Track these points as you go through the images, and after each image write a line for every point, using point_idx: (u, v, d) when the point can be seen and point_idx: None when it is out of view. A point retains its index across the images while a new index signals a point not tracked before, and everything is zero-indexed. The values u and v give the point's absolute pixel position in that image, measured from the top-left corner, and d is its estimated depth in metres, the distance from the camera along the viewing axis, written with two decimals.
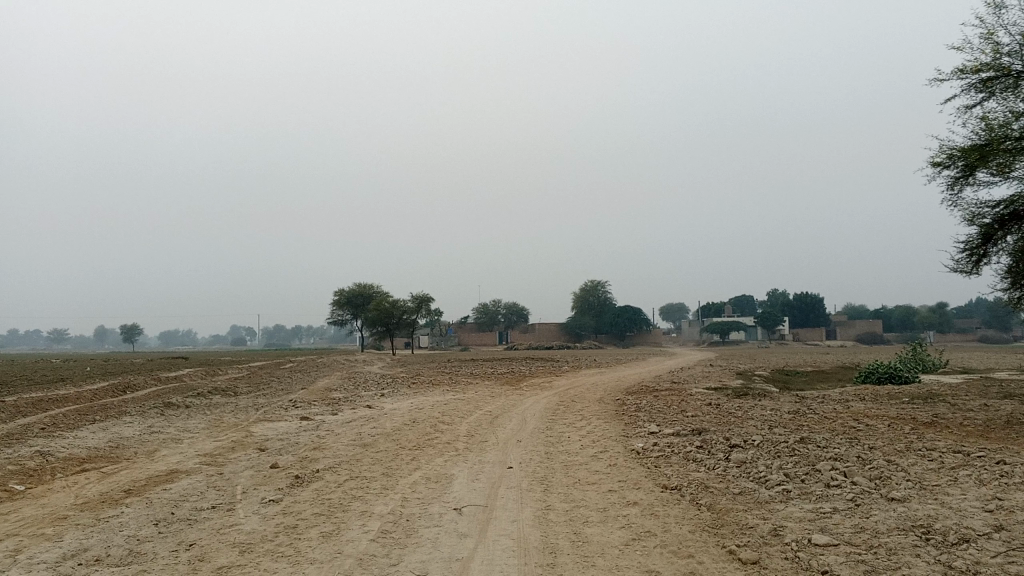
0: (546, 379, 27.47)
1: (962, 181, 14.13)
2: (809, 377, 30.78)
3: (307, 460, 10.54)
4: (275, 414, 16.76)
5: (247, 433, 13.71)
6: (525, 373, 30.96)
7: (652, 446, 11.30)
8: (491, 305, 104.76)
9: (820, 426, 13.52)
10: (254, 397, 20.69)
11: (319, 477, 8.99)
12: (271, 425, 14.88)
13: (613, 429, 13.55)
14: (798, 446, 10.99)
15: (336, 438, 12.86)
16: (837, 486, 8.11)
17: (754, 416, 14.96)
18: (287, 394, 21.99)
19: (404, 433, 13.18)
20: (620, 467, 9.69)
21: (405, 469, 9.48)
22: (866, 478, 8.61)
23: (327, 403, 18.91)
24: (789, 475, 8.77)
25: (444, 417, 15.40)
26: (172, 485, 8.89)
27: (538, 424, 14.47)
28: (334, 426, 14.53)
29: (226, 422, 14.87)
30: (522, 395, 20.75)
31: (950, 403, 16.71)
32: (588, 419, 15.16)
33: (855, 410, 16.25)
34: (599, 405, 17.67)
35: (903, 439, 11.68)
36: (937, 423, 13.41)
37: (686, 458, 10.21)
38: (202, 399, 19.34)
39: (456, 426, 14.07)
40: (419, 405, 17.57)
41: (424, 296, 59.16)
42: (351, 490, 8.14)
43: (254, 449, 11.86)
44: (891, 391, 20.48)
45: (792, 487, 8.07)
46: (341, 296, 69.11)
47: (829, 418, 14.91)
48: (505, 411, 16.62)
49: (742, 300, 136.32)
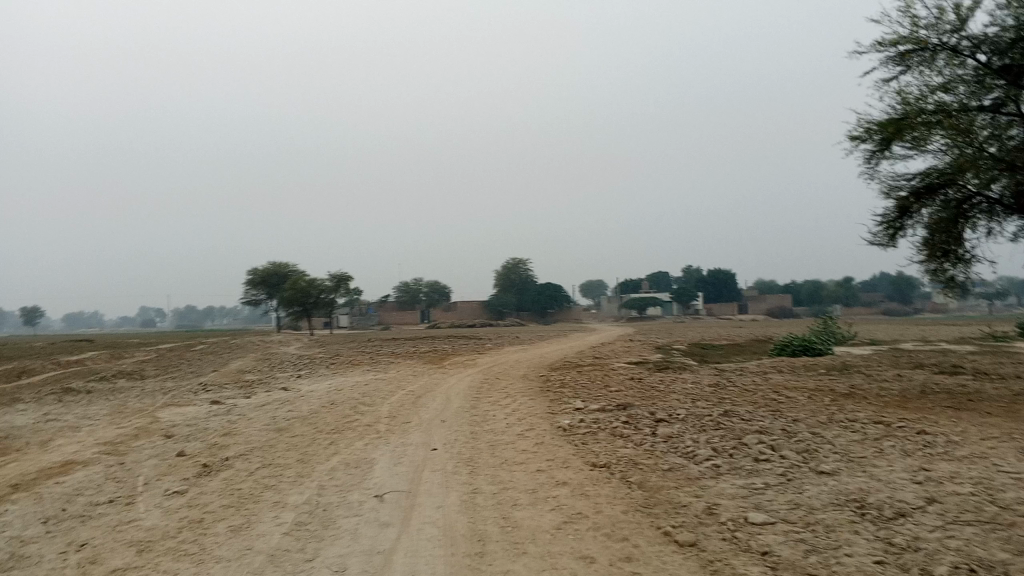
0: (468, 357, 27.15)
1: (879, 155, 14.38)
2: (726, 350, 31.37)
3: (216, 448, 9.92)
4: (184, 399, 15.92)
5: (153, 420, 12.92)
6: (448, 351, 30.51)
7: (579, 423, 11.06)
8: (411, 283, 103.72)
9: (743, 399, 13.57)
10: (161, 381, 19.69)
11: (228, 466, 8.42)
12: (179, 410, 14.10)
13: (538, 406, 13.30)
14: (723, 419, 10.93)
15: (249, 423, 12.23)
16: (766, 460, 8.01)
17: (677, 390, 14.94)
18: (197, 377, 21.03)
19: (321, 415, 12.65)
20: (547, 445, 9.41)
21: (323, 454, 8.99)
22: (793, 451, 8.56)
23: (240, 386, 18.12)
24: (717, 449, 8.63)
25: (364, 398, 14.89)
26: (65, 477, 8.20)
27: (461, 403, 14.12)
28: (247, 410, 13.87)
29: (129, 408, 14.00)
30: (444, 374, 20.36)
31: (864, 374, 17.12)
32: (513, 397, 14.88)
33: (775, 382, 16.43)
34: (522, 382, 17.43)
35: (824, 411, 11.78)
36: (855, 394, 13.63)
37: (613, 434, 10.00)
38: (105, 384, 18.27)
39: (377, 407, 13.59)
40: (338, 387, 16.99)
41: (343, 275, 58.00)
42: (264, 478, 7.62)
43: (160, 436, 11.15)
44: (806, 363, 20.92)
45: (722, 462, 7.92)
46: (256, 275, 67.23)
47: (750, 390, 15.01)
48: (427, 390, 16.22)
49: (660, 277, 138.74)
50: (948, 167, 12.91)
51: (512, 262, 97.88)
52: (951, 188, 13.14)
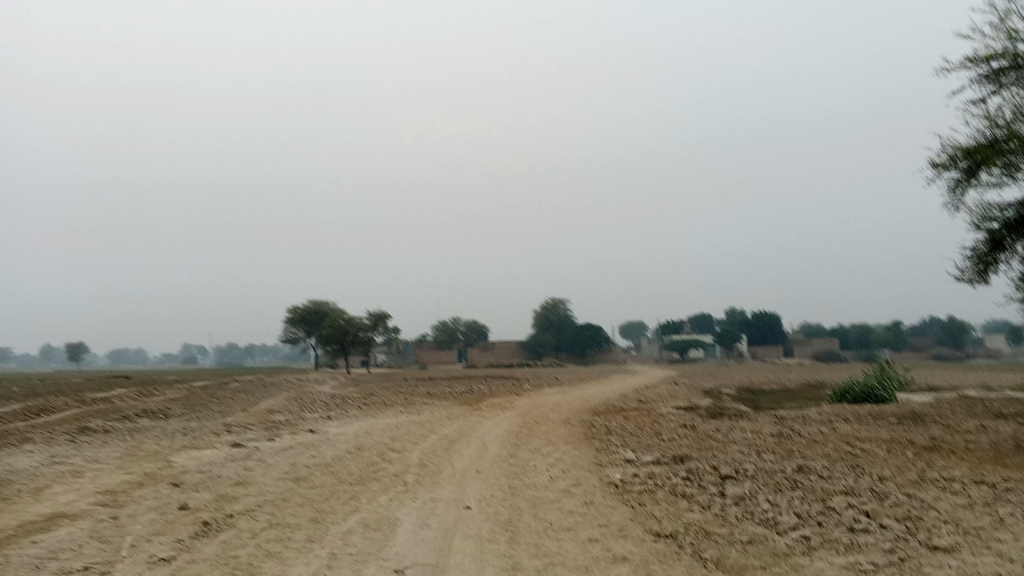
0: (506, 399, 25.93)
1: (965, 184, 13.09)
2: (777, 396, 29.75)
3: (224, 501, 8.83)
4: (204, 441, 14.94)
5: (165, 465, 11.90)
6: (485, 392, 29.38)
7: (632, 477, 9.81)
8: (449, 322, 103.01)
9: (813, 451, 12.19)
10: (185, 420, 18.76)
11: (230, 525, 7.31)
12: (195, 454, 13.10)
13: (585, 456, 12.05)
14: (798, 476, 9.59)
15: (267, 470, 11.15)
16: (864, 531, 6.70)
17: (737, 440, 13.62)
18: (224, 417, 20.13)
19: (345, 462, 11.54)
20: (599, 506, 8.17)
21: (340, 512, 7.85)
22: (894, 518, 7.21)
23: (265, 427, 17.11)
24: (801, 515, 7.34)
25: (395, 443, 13.77)
26: (44, 534, 7.15)
27: (499, 450, 12.93)
28: (268, 454, 12.80)
29: (143, 452, 13.04)
30: (481, 417, 19.17)
31: (940, 425, 15.56)
32: (555, 444, 13.64)
33: (844, 432, 14.98)
34: (565, 428, 16.17)
35: (912, 467, 10.33)
36: (942, 448, 12.12)
37: (673, 493, 8.75)
38: (125, 424, 17.41)
39: (406, 454, 12.44)
40: (367, 429, 15.91)
41: (381, 313, 57.45)
42: (267, 543, 6.50)
43: (167, 484, 10.09)
44: (872, 411, 19.28)
45: (811, 533, 6.64)
46: (294, 313, 66.96)
47: (818, 441, 13.60)
48: (462, 435, 15.04)
49: (701, 318, 136.55)
50: None
51: (550, 302, 96.35)
52: None
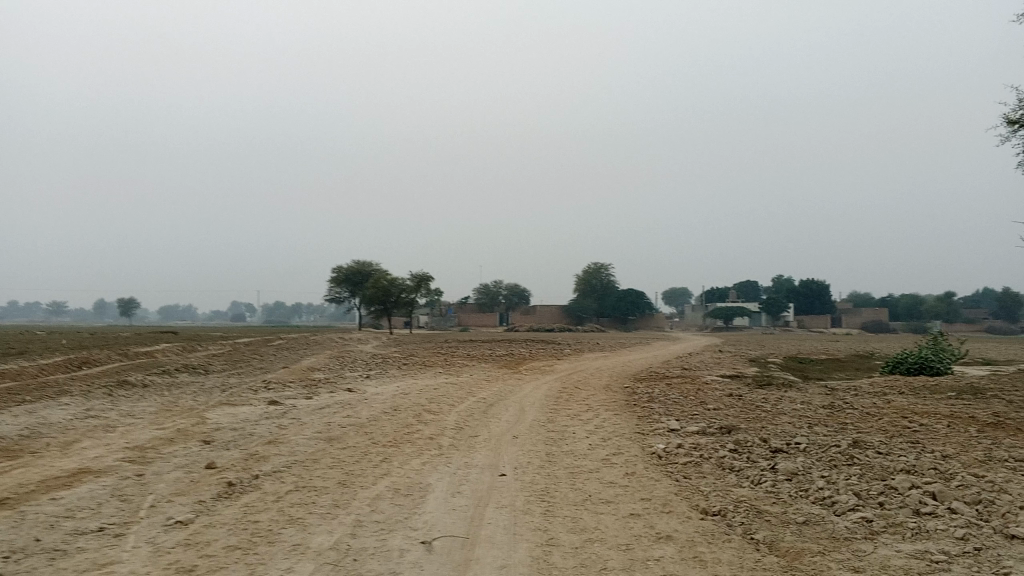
0: (546, 362, 25.52)
1: None
2: (826, 366, 28.86)
3: (252, 461, 8.55)
4: (241, 398, 14.81)
5: (200, 421, 11.73)
6: (526, 356, 28.98)
7: (676, 448, 9.35)
8: (492, 285, 102.92)
9: (868, 425, 11.57)
10: (224, 377, 18.69)
11: (255, 486, 7.00)
12: (230, 410, 12.94)
13: (626, 424, 11.58)
14: (853, 452, 9.03)
15: (300, 429, 10.89)
16: (931, 514, 6.15)
17: (786, 411, 13.05)
18: (263, 374, 20.05)
19: (380, 423, 11.23)
20: (641, 478, 7.73)
21: (369, 476, 7.51)
22: (963, 501, 6.65)
23: (302, 386, 16.94)
24: (861, 495, 6.81)
25: (431, 404, 13.46)
26: (66, 490, 6.92)
27: (537, 415, 12.54)
28: (302, 413, 12.58)
29: (178, 408, 12.91)
30: (521, 380, 18.80)
31: (1003, 400, 14.75)
32: (595, 410, 13.19)
33: (900, 405, 14.28)
34: (606, 394, 15.72)
35: (977, 445, 9.66)
36: (1007, 425, 11.40)
37: (721, 466, 8.26)
38: (164, 378, 17.39)
39: (442, 417, 12.11)
40: (404, 390, 15.63)
41: (423, 274, 57.34)
42: (290, 508, 6.17)
43: (197, 441, 9.87)
44: (928, 383, 18.45)
45: (873, 516, 6.12)
46: (337, 273, 67.23)
47: (872, 414, 12.96)
48: (500, 398, 14.67)
49: (747, 285, 134.56)
50: None
51: (593, 268, 95.47)
52: None
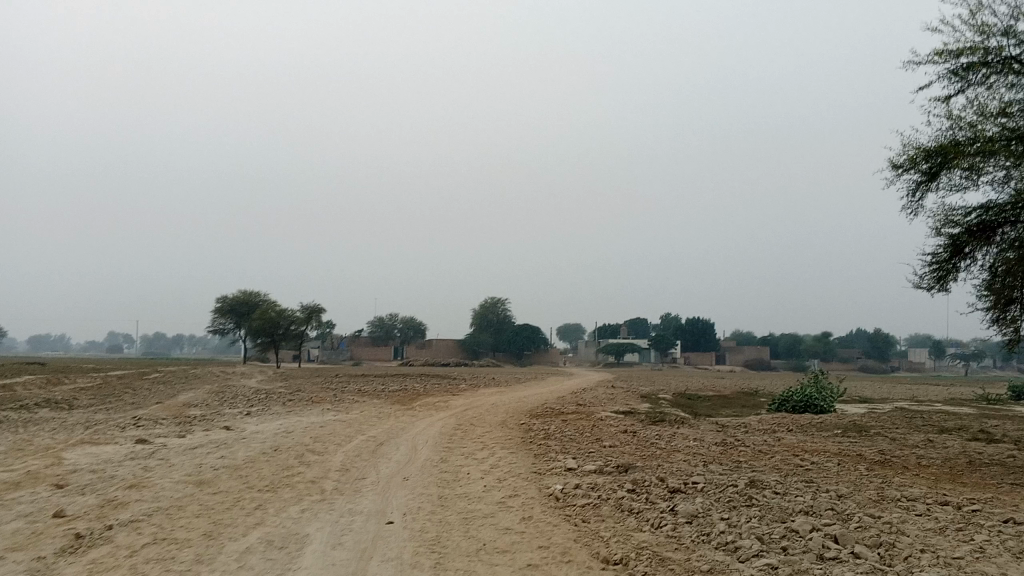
0: (440, 398, 24.89)
1: (924, 186, 12.87)
2: (714, 403, 29.40)
3: (109, 508, 7.67)
4: (106, 436, 13.61)
5: (54, 462, 10.60)
6: (419, 391, 28.23)
7: (574, 488, 8.99)
8: (386, 318, 101.31)
9: (761, 464, 11.56)
10: (89, 413, 17.24)
11: (107, 539, 6.20)
12: (92, 450, 11.82)
13: (522, 462, 11.19)
14: (751, 492, 8.89)
15: (168, 471, 9.97)
16: (835, 560, 5.98)
17: (681, 449, 12.95)
18: (134, 410, 18.64)
19: (258, 466, 10.44)
20: (538, 522, 7.32)
21: (240, 526, 6.82)
22: (864, 544, 6.53)
23: (177, 423, 15.78)
24: (763, 539, 6.61)
25: (316, 444, 12.70)
26: None
27: (429, 454, 11.99)
28: (173, 453, 11.61)
29: (32, 448, 11.68)
30: (413, 417, 18.18)
31: (886, 438, 15.14)
32: (490, 449, 12.75)
33: (790, 443, 14.43)
34: (500, 431, 15.30)
35: (868, 484, 9.72)
36: (893, 463, 11.62)
37: (620, 508, 7.93)
38: (19, 414, 15.84)
39: (327, 457, 11.39)
40: (288, 428, 14.75)
41: (315, 306, 55.76)
42: (145, 566, 5.46)
43: (48, 485, 8.84)
44: (813, 421, 18.86)
45: (778, 562, 5.89)
46: (223, 303, 64.60)
47: (764, 452, 13.02)
48: (391, 436, 14.03)
49: (636, 323, 137.64)
50: (1017, 196, 11.53)
51: (488, 302, 95.45)
52: (1012, 223, 11.80)
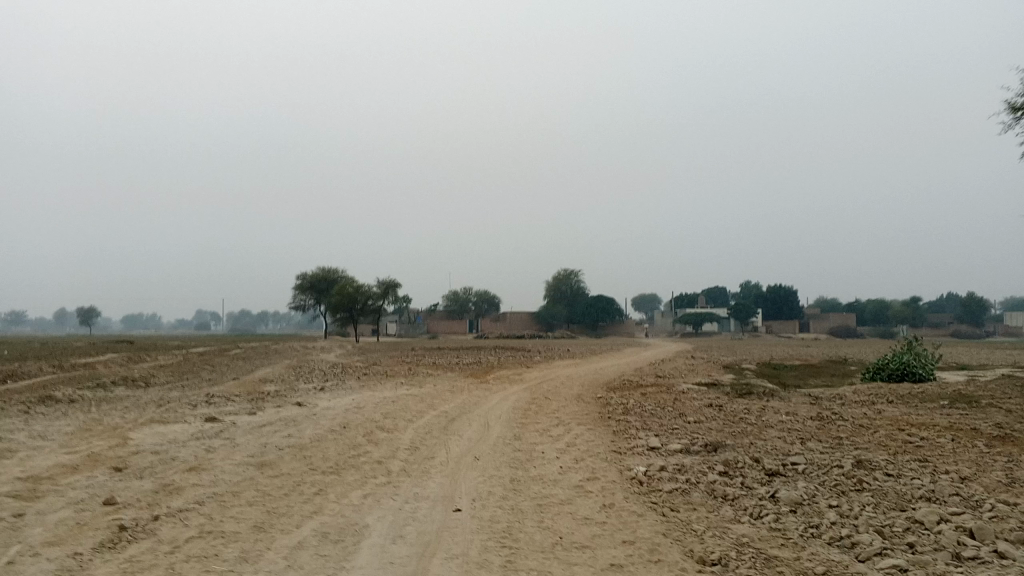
0: (515, 371, 24.29)
1: None
2: (800, 371, 28.07)
3: (162, 495, 7.24)
4: (176, 414, 13.38)
5: (119, 443, 10.34)
6: (494, 364, 27.70)
7: (659, 471, 8.18)
8: (461, 292, 101.54)
9: (864, 441, 10.50)
10: (164, 391, 17.17)
11: (150, 532, 5.72)
12: (160, 430, 11.56)
13: (601, 441, 10.43)
14: (858, 474, 7.93)
15: (231, 452, 9.56)
16: (975, 561, 5.06)
17: (773, 424, 11.97)
18: (209, 387, 18.54)
19: (323, 445, 9.95)
20: (621, 511, 6.57)
21: (295, 516, 6.26)
22: (1007, 539, 5.56)
23: (249, 400, 15.55)
24: (884, 533, 5.70)
25: (385, 421, 12.19)
26: None
27: (502, 431, 11.33)
28: (240, 432, 11.23)
29: (100, 428, 11.49)
30: (487, 390, 17.60)
31: (1002, 410, 13.78)
32: (566, 424, 12.02)
33: (892, 416, 13.27)
34: (577, 405, 14.54)
35: (992, 464, 8.61)
36: (1017, 439, 10.40)
37: (712, 495, 7.09)
38: (96, 393, 15.84)
39: (396, 435, 10.86)
40: (358, 404, 14.30)
41: (392, 281, 55.84)
42: (183, 567, 4.97)
43: (107, 469, 8.51)
44: (914, 391, 17.48)
45: (908, 563, 4.99)
46: (303, 280, 65.46)
47: (867, 427, 11.91)
48: (463, 412, 13.43)
49: (715, 292, 134.75)
50: None
51: (562, 274, 94.56)
52: None
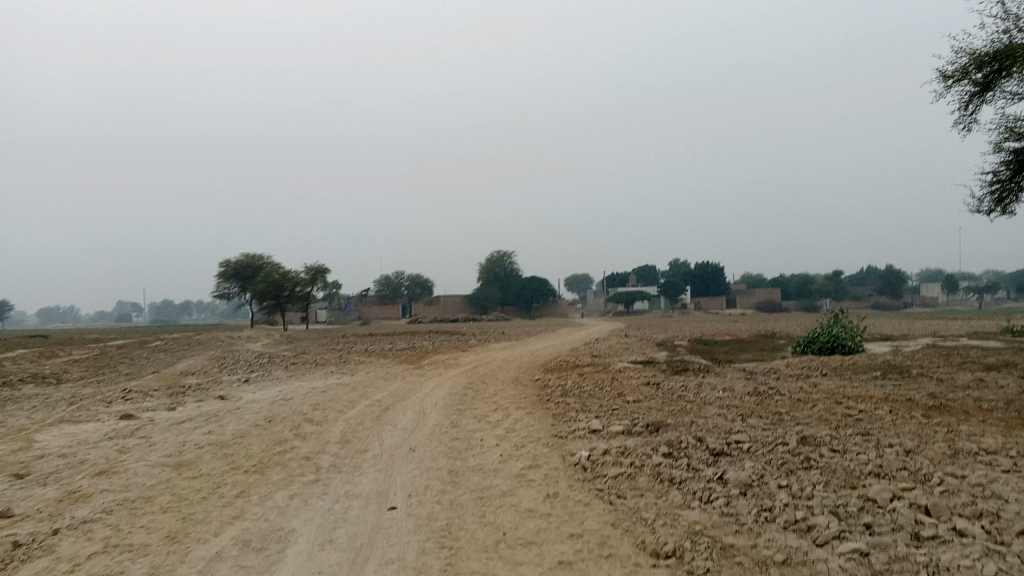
0: (449, 355, 23.81)
1: (978, 98, 12.14)
2: (732, 347, 28.32)
3: (66, 504, 6.59)
4: (88, 413, 12.52)
5: (23, 446, 9.54)
6: (427, 348, 27.16)
7: (602, 455, 7.88)
8: (393, 276, 100.29)
9: (805, 415, 10.42)
10: (77, 388, 16.17)
11: (47, 550, 5.12)
12: (69, 430, 10.75)
13: (540, 425, 10.09)
14: (804, 451, 7.77)
15: (147, 452, 8.90)
16: (935, 541, 4.87)
17: (713, 401, 11.82)
18: (126, 382, 17.55)
19: (248, 441, 9.35)
20: (567, 501, 6.23)
21: (213, 523, 5.72)
22: (961, 514, 5.42)
23: (169, 395, 14.72)
24: (839, 514, 5.50)
25: (314, 412, 11.60)
26: None
27: (438, 419, 10.90)
28: (157, 430, 10.52)
29: (3, 431, 10.62)
30: (421, 376, 17.11)
31: (933, 379, 13.94)
32: (504, 409, 11.65)
33: (828, 389, 13.30)
34: (514, 388, 14.20)
35: (933, 436, 8.57)
36: (953, 409, 10.44)
37: (659, 479, 6.81)
38: (1, 393, 14.79)
39: (326, 428, 10.32)
40: (287, 395, 13.67)
41: (320, 267, 54.53)
42: None
43: (5, 477, 7.78)
44: (846, 363, 17.68)
45: (868, 546, 4.78)
46: (227, 268, 63.49)
47: (805, 401, 11.87)
48: (397, 400, 12.94)
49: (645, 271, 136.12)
50: None
51: (495, 256, 94.24)
52: None
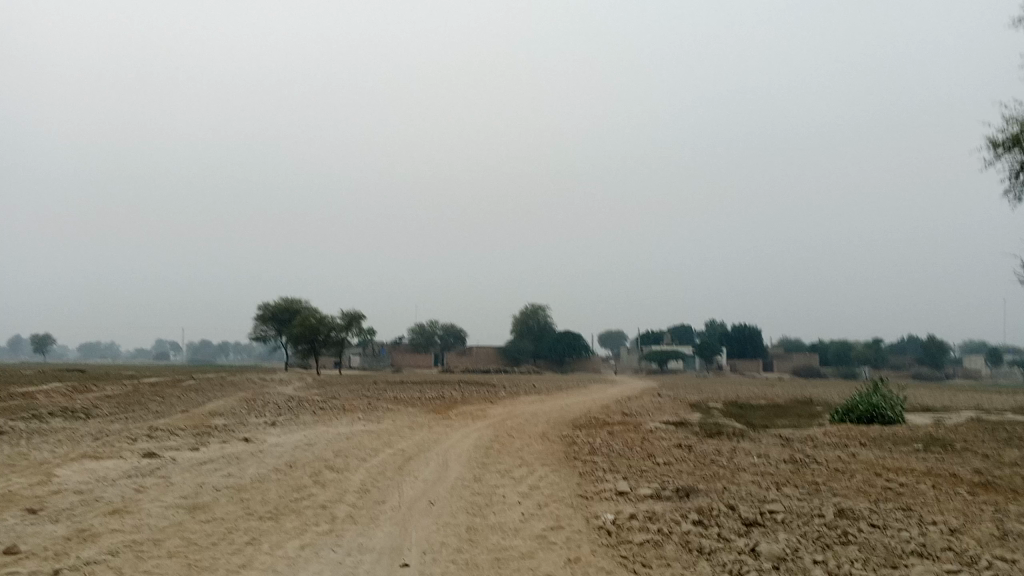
0: (478, 407, 23.55)
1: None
2: (767, 412, 27.65)
3: (74, 542, 6.44)
4: (111, 449, 12.45)
5: (42, 480, 9.47)
6: (457, 399, 26.91)
7: (628, 519, 7.56)
8: (427, 325, 100.51)
9: (842, 486, 9.97)
10: (104, 423, 16.16)
11: None
12: (90, 466, 10.67)
13: (566, 484, 9.77)
14: (842, 524, 7.38)
15: (163, 493, 8.76)
16: None
17: (746, 467, 11.41)
18: (154, 420, 17.54)
19: (266, 486, 9.18)
20: (589, 568, 5.92)
21: (219, 571, 5.53)
22: None
23: (194, 435, 14.65)
24: None
25: (336, 460, 11.41)
26: None
27: (460, 472, 10.64)
28: (177, 470, 10.40)
29: (25, 464, 10.57)
30: (448, 427, 16.85)
31: (978, 454, 13.35)
32: (530, 465, 11.35)
33: (867, 459, 12.80)
34: (541, 444, 13.89)
35: (980, 514, 8.10)
36: (1001, 487, 9.92)
37: (686, 548, 6.48)
38: (29, 424, 14.83)
39: (346, 476, 10.11)
40: (310, 441, 13.51)
41: (355, 313, 54.79)
42: None
43: (20, 511, 7.67)
44: (885, 434, 17.07)
45: None
46: (264, 311, 64.11)
47: (843, 471, 11.40)
48: (420, 450, 12.70)
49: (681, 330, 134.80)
50: None
51: (529, 309, 94.11)
52: None
